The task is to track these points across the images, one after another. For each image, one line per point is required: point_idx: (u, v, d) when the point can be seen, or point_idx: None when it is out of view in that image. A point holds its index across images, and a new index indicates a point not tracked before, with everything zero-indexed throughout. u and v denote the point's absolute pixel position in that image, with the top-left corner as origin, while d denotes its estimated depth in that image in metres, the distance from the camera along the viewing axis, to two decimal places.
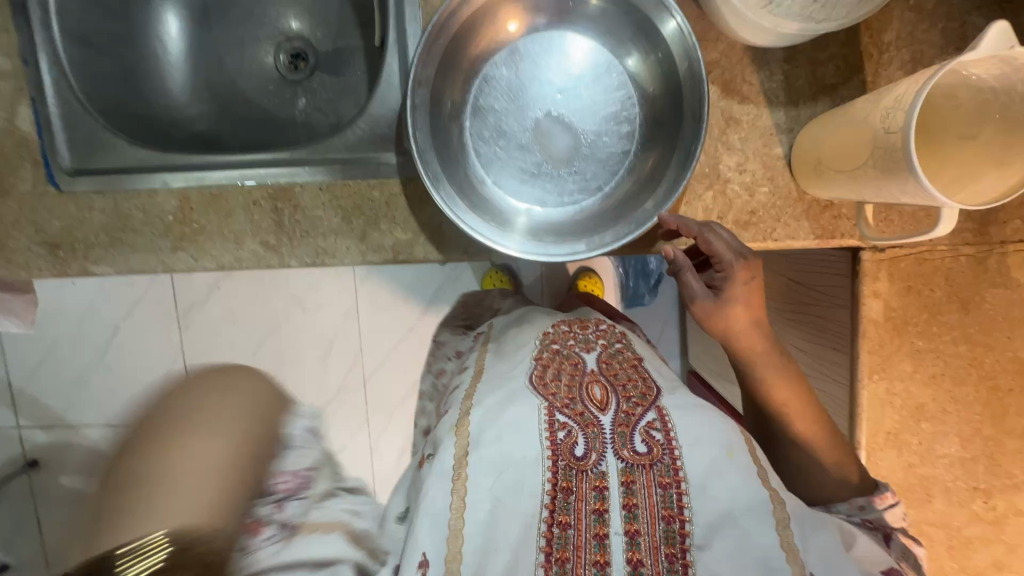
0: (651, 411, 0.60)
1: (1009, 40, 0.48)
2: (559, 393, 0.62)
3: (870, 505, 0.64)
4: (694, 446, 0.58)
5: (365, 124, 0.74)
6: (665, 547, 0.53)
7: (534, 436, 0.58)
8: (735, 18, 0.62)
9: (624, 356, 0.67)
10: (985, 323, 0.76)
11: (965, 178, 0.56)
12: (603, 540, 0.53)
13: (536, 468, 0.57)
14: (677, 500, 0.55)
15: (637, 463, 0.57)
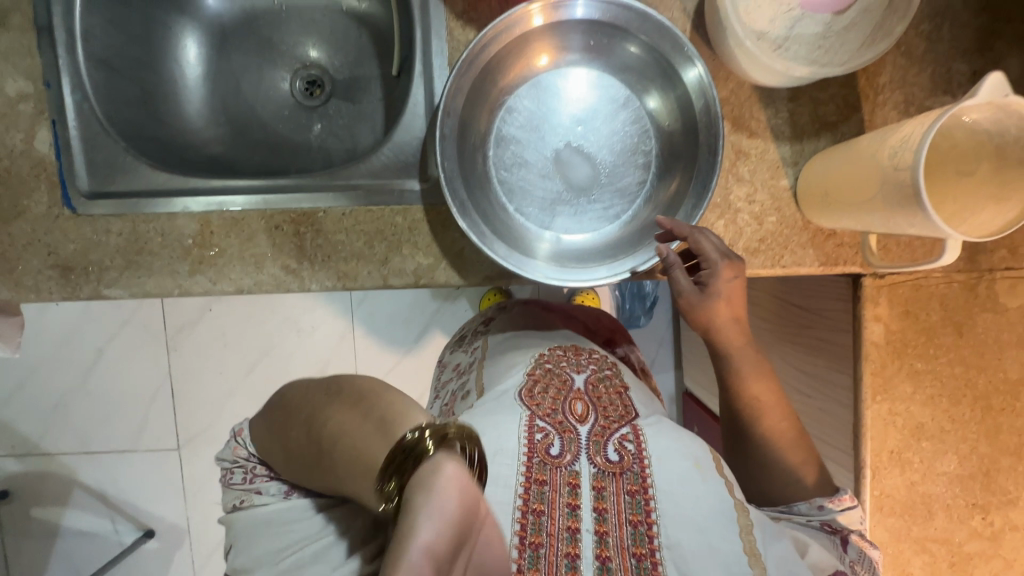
0: (627, 426, 0.59)
1: (1003, 89, 0.53)
2: (543, 402, 0.60)
3: (826, 505, 0.60)
4: (663, 457, 0.56)
5: (389, 151, 0.76)
6: (633, 547, 0.51)
7: (514, 431, 0.56)
8: (749, 59, 0.66)
9: (611, 380, 0.65)
10: (977, 346, 0.80)
11: (965, 212, 0.60)
12: (575, 535, 0.51)
13: (513, 462, 0.54)
14: (644, 505, 0.53)
15: (608, 470, 0.55)
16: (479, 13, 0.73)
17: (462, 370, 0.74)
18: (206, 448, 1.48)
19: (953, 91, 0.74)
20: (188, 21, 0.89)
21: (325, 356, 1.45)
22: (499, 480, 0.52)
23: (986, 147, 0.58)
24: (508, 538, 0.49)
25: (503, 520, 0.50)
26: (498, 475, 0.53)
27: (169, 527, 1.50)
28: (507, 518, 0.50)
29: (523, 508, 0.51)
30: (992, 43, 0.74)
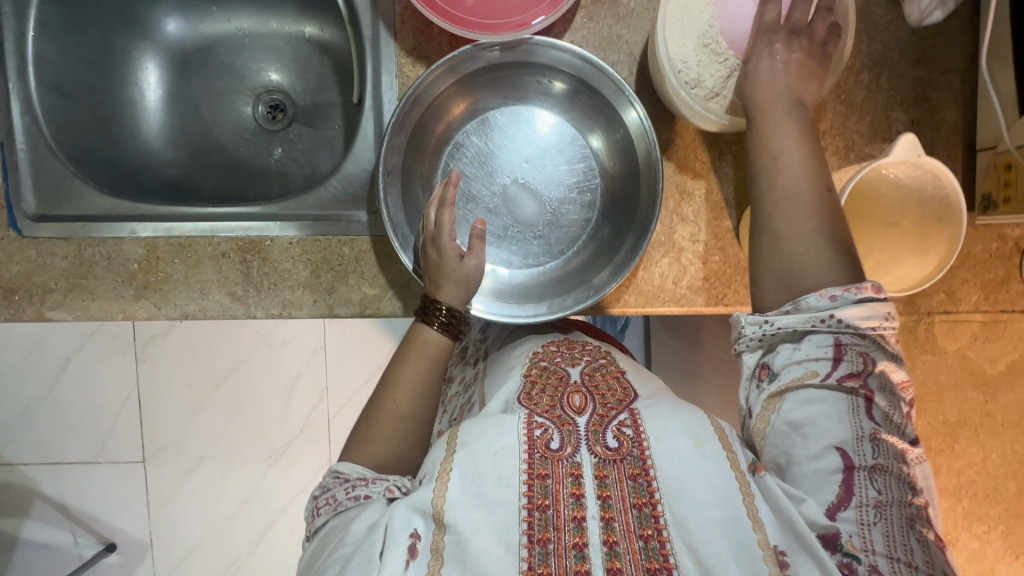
0: (624, 411, 0.51)
1: (916, 149, 0.55)
2: (541, 402, 0.53)
3: (838, 295, 0.47)
4: (663, 436, 0.47)
5: (338, 182, 0.77)
6: (640, 528, 0.43)
7: (510, 429, 0.49)
8: (686, 107, 0.69)
9: (607, 367, 0.59)
10: (917, 388, 0.82)
11: (889, 262, 0.61)
12: (581, 524, 0.43)
13: (513, 461, 0.46)
14: (647, 487, 0.45)
15: (608, 458, 0.47)
16: (428, 50, 0.75)
17: (468, 383, 0.69)
18: (168, 463, 1.47)
19: (890, 139, 0.76)
20: (149, 45, 0.90)
21: (297, 370, 1.46)
22: (501, 477, 0.45)
23: (908, 201, 0.60)
24: (515, 536, 0.42)
25: (507, 520, 0.43)
26: (500, 471, 0.46)
27: (130, 541, 1.50)
28: (512, 518, 0.43)
29: (528, 506, 0.44)
30: (928, 93, 0.76)
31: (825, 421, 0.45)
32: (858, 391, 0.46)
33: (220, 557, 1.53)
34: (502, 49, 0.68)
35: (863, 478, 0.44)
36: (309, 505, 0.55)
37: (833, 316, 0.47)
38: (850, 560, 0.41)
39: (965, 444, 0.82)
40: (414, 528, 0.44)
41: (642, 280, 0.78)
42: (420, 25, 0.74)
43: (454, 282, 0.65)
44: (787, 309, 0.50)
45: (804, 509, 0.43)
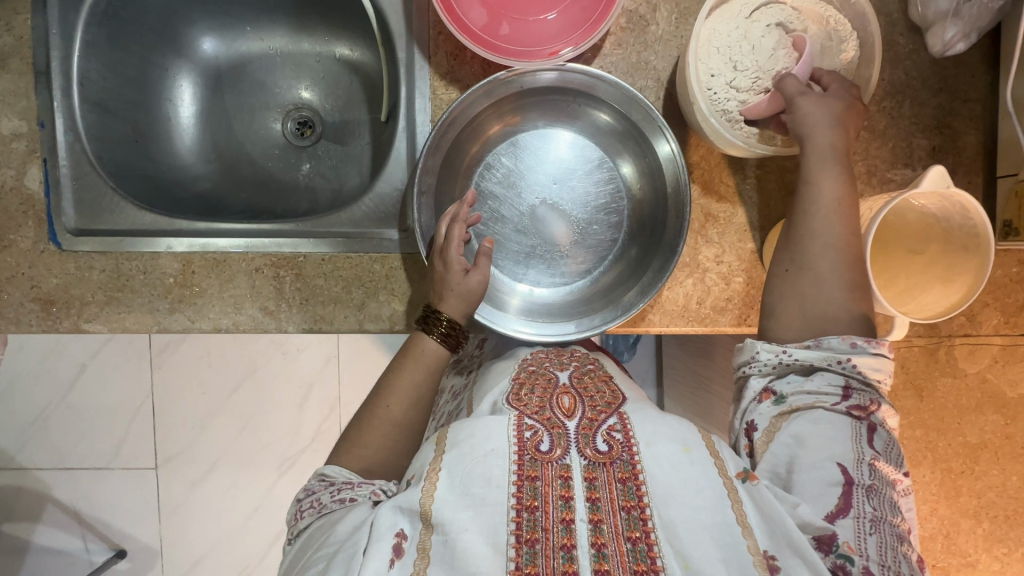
0: (613, 415, 0.54)
1: (945, 181, 0.56)
2: (530, 402, 0.56)
3: (858, 343, 0.54)
4: (653, 441, 0.51)
5: (370, 202, 0.79)
6: (628, 531, 0.45)
7: (498, 431, 0.51)
8: (714, 132, 0.70)
9: (594, 372, 0.63)
10: (937, 409, 0.82)
11: (915, 289, 0.62)
12: (570, 526, 0.46)
13: (503, 462, 0.49)
14: (636, 490, 0.48)
15: (598, 461, 0.50)
16: (461, 73, 0.77)
17: (457, 392, 0.72)
18: (182, 469, 1.49)
19: (912, 164, 0.78)
20: (184, 63, 0.92)
21: (310, 379, 1.48)
22: (490, 479, 0.48)
23: (933, 230, 0.62)
24: (503, 535, 0.45)
25: (497, 520, 0.46)
26: (489, 473, 0.48)
27: (142, 547, 1.51)
28: (500, 519, 0.46)
29: (517, 507, 0.46)
30: (950, 120, 0.77)
31: (829, 441, 0.51)
32: (861, 420, 0.52)
33: (231, 564, 1.54)
34: (538, 74, 0.70)
35: (861, 493, 0.48)
36: (293, 508, 0.58)
37: (850, 360, 0.54)
38: (843, 561, 0.45)
39: (986, 466, 0.83)
40: (400, 528, 0.46)
41: (668, 300, 0.79)
42: (454, 49, 0.76)
43: (458, 296, 0.68)
44: (809, 343, 0.56)
45: (797, 512, 0.47)
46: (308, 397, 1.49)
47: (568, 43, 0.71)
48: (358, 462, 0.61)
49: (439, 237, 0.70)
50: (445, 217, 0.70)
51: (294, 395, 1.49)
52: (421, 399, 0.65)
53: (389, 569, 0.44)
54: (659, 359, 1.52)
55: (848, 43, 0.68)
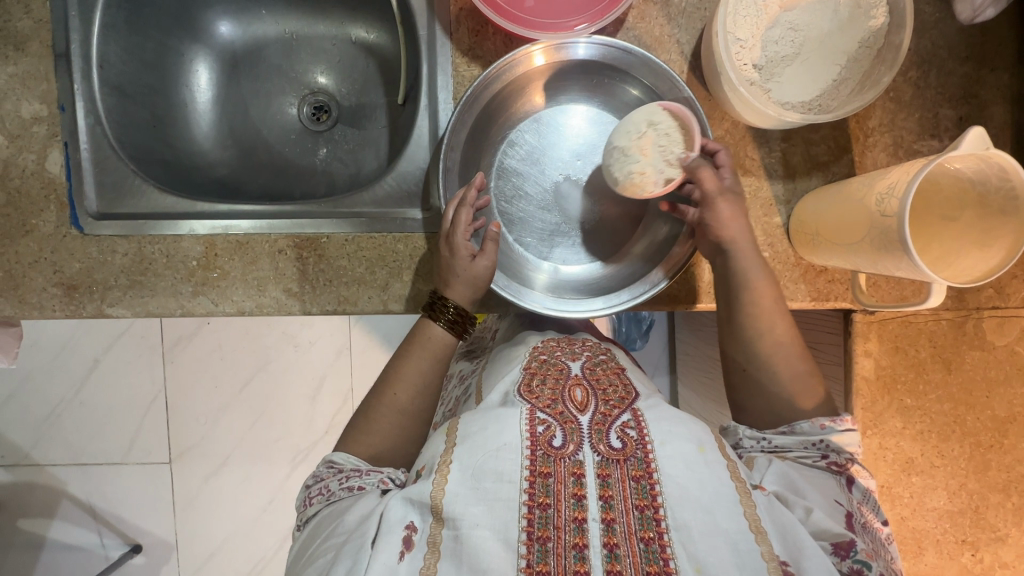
0: (627, 412, 0.53)
1: (983, 142, 0.55)
2: (542, 394, 0.55)
3: (828, 424, 0.58)
4: (667, 440, 0.50)
5: (392, 180, 0.79)
6: (641, 531, 0.45)
7: (510, 425, 0.51)
8: (741, 103, 0.69)
9: (607, 364, 0.61)
10: (966, 383, 0.82)
11: (948, 256, 0.62)
12: (582, 526, 0.45)
13: (515, 457, 0.49)
14: (649, 489, 0.47)
15: (612, 457, 0.49)
16: (483, 49, 0.76)
17: (466, 377, 0.72)
18: (197, 462, 1.49)
19: (939, 136, 0.77)
20: (201, 48, 0.92)
21: (323, 370, 1.49)
22: (502, 473, 0.48)
23: (967, 195, 0.61)
24: (514, 531, 0.45)
25: (508, 516, 0.45)
26: (501, 467, 0.48)
27: (156, 541, 1.51)
28: (511, 515, 0.45)
29: (529, 504, 0.46)
30: (977, 90, 0.77)
31: (820, 485, 0.54)
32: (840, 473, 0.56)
33: (245, 557, 1.53)
34: (561, 49, 0.69)
35: (859, 524, 0.52)
36: (301, 492, 0.58)
37: (823, 439, 0.57)
38: (860, 566, 0.47)
39: (1015, 439, 0.82)
40: (410, 520, 0.47)
41: (693, 276, 0.79)
42: (475, 25, 0.75)
43: (463, 282, 0.68)
44: (784, 429, 0.59)
45: (811, 519, 0.49)
46: (321, 389, 1.49)
47: (587, 18, 0.71)
48: (366, 450, 0.60)
49: (445, 223, 0.70)
50: (452, 202, 0.70)
51: (308, 386, 1.49)
52: (428, 388, 0.65)
53: (399, 562, 0.45)
54: (672, 347, 1.51)
55: (878, 10, 0.67)
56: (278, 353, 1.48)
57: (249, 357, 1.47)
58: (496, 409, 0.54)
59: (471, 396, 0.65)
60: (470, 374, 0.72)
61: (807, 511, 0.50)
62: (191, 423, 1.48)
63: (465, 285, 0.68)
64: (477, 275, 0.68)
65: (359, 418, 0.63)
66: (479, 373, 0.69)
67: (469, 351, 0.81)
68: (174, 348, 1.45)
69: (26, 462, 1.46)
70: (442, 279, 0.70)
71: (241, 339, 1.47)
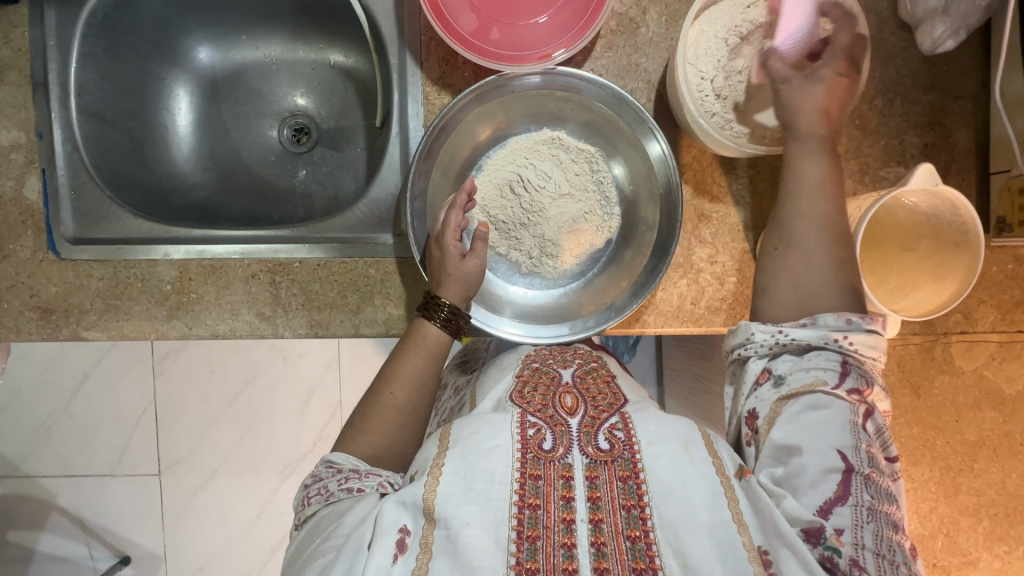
0: (615, 415, 0.54)
1: (932, 178, 0.56)
2: (532, 400, 0.56)
3: (852, 320, 0.55)
4: (654, 441, 0.51)
5: (364, 206, 0.80)
6: (627, 530, 0.46)
7: (501, 429, 0.52)
8: (704, 133, 0.71)
9: (598, 371, 0.63)
10: (935, 407, 0.82)
11: (905, 287, 0.63)
12: (571, 526, 0.46)
13: (506, 459, 0.49)
14: (636, 489, 0.48)
15: (600, 459, 0.50)
16: (453, 78, 0.77)
17: (460, 387, 0.74)
18: (183, 475, 1.50)
19: (905, 163, 0.78)
20: (181, 73, 0.93)
21: (311, 384, 1.50)
22: (493, 475, 0.48)
23: (924, 225, 0.62)
24: (504, 531, 0.46)
25: (499, 516, 0.46)
26: (493, 469, 0.49)
27: (145, 554, 1.52)
28: (503, 514, 0.46)
29: (519, 504, 0.47)
30: (941, 118, 0.78)
31: (826, 431, 0.51)
32: (858, 404, 0.52)
33: (233, 570, 1.53)
34: (526, 79, 0.71)
35: (859, 481, 0.48)
36: (299, 494, 0.58)
37: (843, 338, 0.54)
38: (830, 554, 0.46)
39: (985, 464, 0.83)
40: (403, 523, 0.47)
41: (662, 300, 0.79)
42: (445, 55, 0.77)
43: (455, 280, 0.68)
44: (803, 322, 0.56)
45: (783, 507, 0.48)
46: (309, 403, 1.50)
47: (558, 46, 0.72)
48: (365, 447, 0.60)
49: (436, 226, 0.71)
50: (444, 207, 0.72)
51: (295, 401, 1.50)
52: (421, 389, 0.65)
53: (392, 564, 0.45)
54: (659, 362, 1.52)
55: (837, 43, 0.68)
56: (261, 367, 1.48)
57: (234, 372, 1.48)
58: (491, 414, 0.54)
59: (464, 404, 0.66)
60: (462, 385, 0.74)
61: (781, 497, 0.49)
62: (177, 437, 1.48)
63: (456, 285, 0.68)
64: (469, 276, 0.69)
65: (357, 418, 0.62)
66: (472, 383, 0.71)
67: (461, 362, 0.83)
68: (160, 363, 1.46)
69: (14, 475, 1.47)
70: (435, 278, 0.69)
71: (227, 354, 1.48)
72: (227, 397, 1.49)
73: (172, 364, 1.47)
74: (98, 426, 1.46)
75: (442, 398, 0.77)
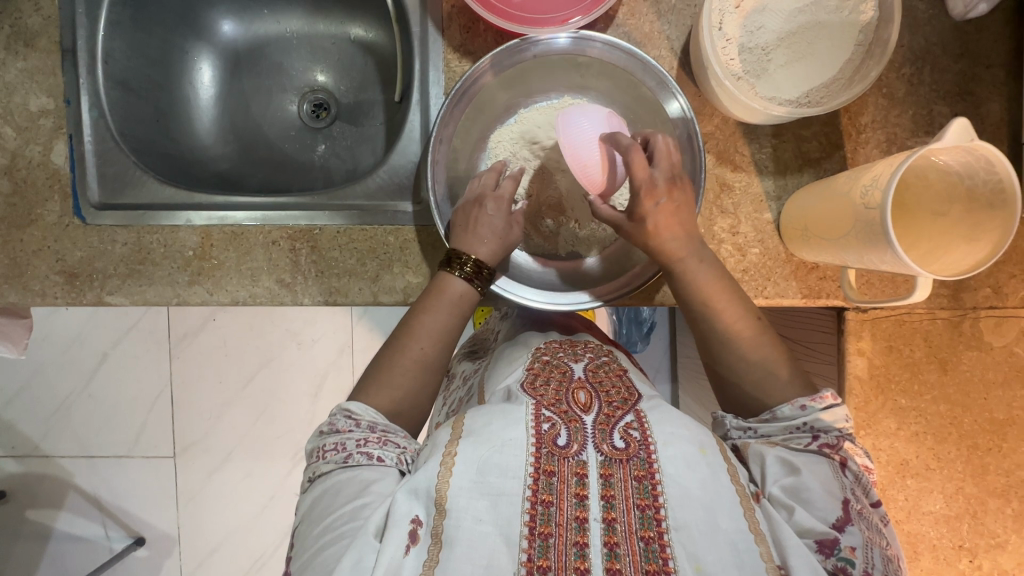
0: (630, 414, 0.54)
1: (968, 133, 0.55)
2: (546, 394, 0.56)
3: (807, 405, 0.57)
4: (670, 442, 0.50)
5: (384, 173, 0.80)
6: (641, 530, 0.45)
7: (517, 422, 0.51)
8: (727, 97, 0.70)
9: (610, 366, 0.62)
10: (963, 384, 0.80)
11: (937, 250, 0.61)
12: (584, 525, 0.45)
13: (519, 453, 0.49)
14: (651, 489, 0.47)
15: (615, 457, 0.49)
16: (475, 46, 0.77)
17: (468, 377, 0.76)
18: (199, 456, 1.51)
19: (933, 132, 0.76)
20: (204, 46, 0.95)
21: (326, 368, 1.50)
22: (506, 469, 0.47)
23: (957, 188, 0.60)
24: (516, 526, 0.45)
25: (510, 511, 0.46)
26: (506, 462, 0.48)
27: (159, 534, 1.53)
28: (515, 510, 0.46)
29: (532, 500, 0.46)
30: (972, 87, 0.76)
31: (816, 469, 0.52)
32: (834, 456, 0.54)
33: (246, 553, 1.54)
34: (546, 43, 0.71)
35: (856, 510, 0.49)
36: (313, 440, 0.56)
37: (807, 424, 0.57)
38: (844, 565, 0.46)
39: (1014, 443, 0.81)
40: (415, 514, 0.47)
41: None
42: (467, 22, 0.77)
43: (480, 240, 0.67)
44: (766, 417, 0.59)
45: (794, 519, 0.48)
46: (323, 387, 1.50)
47: (579, 10, 0.72)
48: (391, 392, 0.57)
49: (478, 189, 0.70)
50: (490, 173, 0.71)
51: (309, 382, 1.50)
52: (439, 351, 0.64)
53: (404, 556, 0.45)
54: (674, 351, 1.50)
55: (866, 5, 0.67)
56: (273, 348, 1.49)
57: (249, 352, 1.49)
58: (504, 406, 0.54)
59: (472, 398, 0.68)
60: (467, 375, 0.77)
61: (791, 509, 0.49)
62: (192, 416, 1.50)
63: (486, 239, 0.67)
64: (502, 232, 0.68)
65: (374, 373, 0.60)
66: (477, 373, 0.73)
67: (470, 351, 0.84)
68: (177, 343, 1.48)
69: (35, 453, 1.49)
70: (460, 234, 0.67)
71: (242, 335, 1.49)
72: (240, 378, 1.50)
73: (191, 343, 1.49)
74: (117, 404, 1.49)
75: (450, 388, 0.79)
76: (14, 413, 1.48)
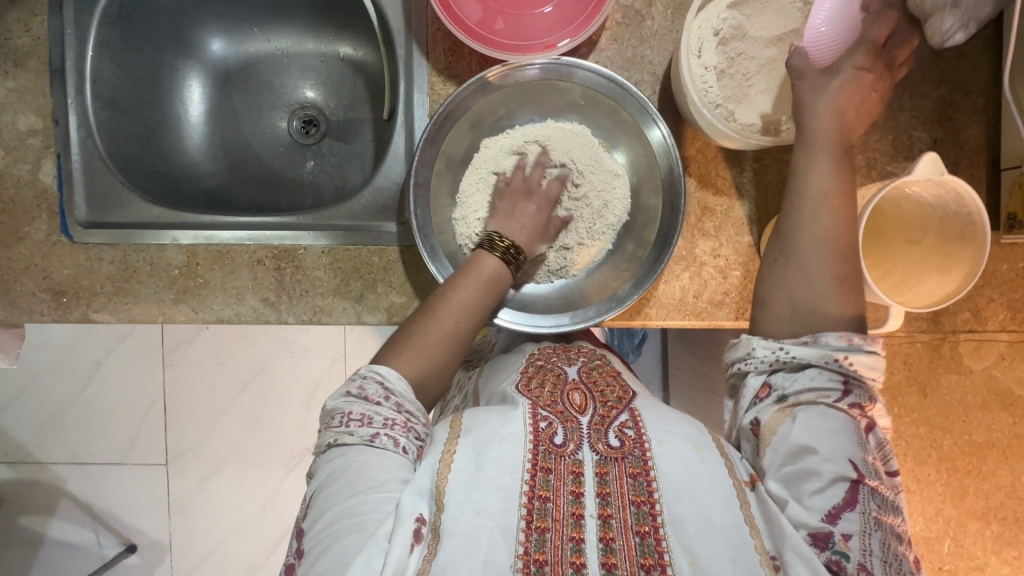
0: (625, 412, 0.55)
1: (937, 168, 0.55)
2: (541, 395, 0.57)
3: (854, 339, 0.51)
4: (664, 439, 0.51)
5: (369, 194, 0.81)
6: (637, 525, 0.46)
7: (514, 418, 0.53)
8: (707, 125, 0.70)
9: (603, 368, 0.63)
10: (942, 407, 0.81)
11: (910, 279, 0.63)
12: (579, 521, 0.46)
13: (518, 449, 0.50)
14: (647, 485, 0.48)
15: (610, 456, 0.50)
16: (459, 69, 0.78)
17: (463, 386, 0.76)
18: (191, 465, 1.51)
19: (913, 157, 0.77)
20: (195, 64, 0.96)
21: (317, 379, 1.51)
22: (504, 463, 0.49)
23: (929, 218, 0.62)
24: (514, 521, 0.45)
25: (508, 505, 0.46)
26: (504, 455, 0.49)
27: (150, 542, 1.53)
28: (510, 503, 0.46)
29: (529, 495, 0.47)
30: (951, 113, 0.77)
31: (835, 438, 0.48)
32: (860, 418, 0.50)
33: (237, 561, 1.54)
34: (526, 69, 0.72)
35: (867, 490, 0.46)
36: (335, 400, 0.54)
37: (846, 357, 0.51)
38: (839, 557, 0.43)
39: (993, 465, 0.81)
40: (420, 513, 0.46)
41: (664, 293, 0.79)
42: (451, 46, 0.78)
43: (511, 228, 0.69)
44: (806, 339, 0.53)
45: (788, 511, 0.46)
46: (314, 397, 1.51)
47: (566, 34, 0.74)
48: None
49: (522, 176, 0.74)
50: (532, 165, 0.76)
51: (300, 392, 1.51)
52: None
53: (408, 554, 0.44)
54: (665, 363, 1.51)
55: None
56: (265, 358, 1.50)
57: (240, 362, 1.50)
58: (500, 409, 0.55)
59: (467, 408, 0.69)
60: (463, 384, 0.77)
61: (785, 503, 0.46)
62: (183, 425, 1.50)
63: (525, 225, 0.70)
64: (541, 223, 0.72)
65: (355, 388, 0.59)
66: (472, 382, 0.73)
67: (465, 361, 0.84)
68: (168, 353, 1.49)
69: (27, 461, 1.50)
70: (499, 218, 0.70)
71: (233, 345, 1.49)
72: (232, 387, 1.50)
73: (183, 353, 1.49)
74: (109, 412, 1.49)
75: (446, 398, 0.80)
76: (7, 421, 1.49)
